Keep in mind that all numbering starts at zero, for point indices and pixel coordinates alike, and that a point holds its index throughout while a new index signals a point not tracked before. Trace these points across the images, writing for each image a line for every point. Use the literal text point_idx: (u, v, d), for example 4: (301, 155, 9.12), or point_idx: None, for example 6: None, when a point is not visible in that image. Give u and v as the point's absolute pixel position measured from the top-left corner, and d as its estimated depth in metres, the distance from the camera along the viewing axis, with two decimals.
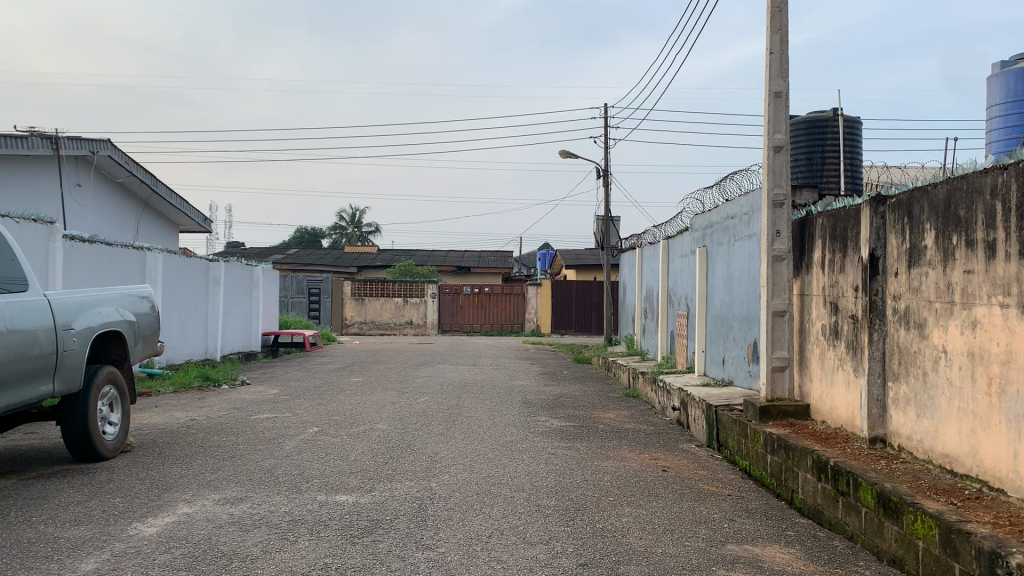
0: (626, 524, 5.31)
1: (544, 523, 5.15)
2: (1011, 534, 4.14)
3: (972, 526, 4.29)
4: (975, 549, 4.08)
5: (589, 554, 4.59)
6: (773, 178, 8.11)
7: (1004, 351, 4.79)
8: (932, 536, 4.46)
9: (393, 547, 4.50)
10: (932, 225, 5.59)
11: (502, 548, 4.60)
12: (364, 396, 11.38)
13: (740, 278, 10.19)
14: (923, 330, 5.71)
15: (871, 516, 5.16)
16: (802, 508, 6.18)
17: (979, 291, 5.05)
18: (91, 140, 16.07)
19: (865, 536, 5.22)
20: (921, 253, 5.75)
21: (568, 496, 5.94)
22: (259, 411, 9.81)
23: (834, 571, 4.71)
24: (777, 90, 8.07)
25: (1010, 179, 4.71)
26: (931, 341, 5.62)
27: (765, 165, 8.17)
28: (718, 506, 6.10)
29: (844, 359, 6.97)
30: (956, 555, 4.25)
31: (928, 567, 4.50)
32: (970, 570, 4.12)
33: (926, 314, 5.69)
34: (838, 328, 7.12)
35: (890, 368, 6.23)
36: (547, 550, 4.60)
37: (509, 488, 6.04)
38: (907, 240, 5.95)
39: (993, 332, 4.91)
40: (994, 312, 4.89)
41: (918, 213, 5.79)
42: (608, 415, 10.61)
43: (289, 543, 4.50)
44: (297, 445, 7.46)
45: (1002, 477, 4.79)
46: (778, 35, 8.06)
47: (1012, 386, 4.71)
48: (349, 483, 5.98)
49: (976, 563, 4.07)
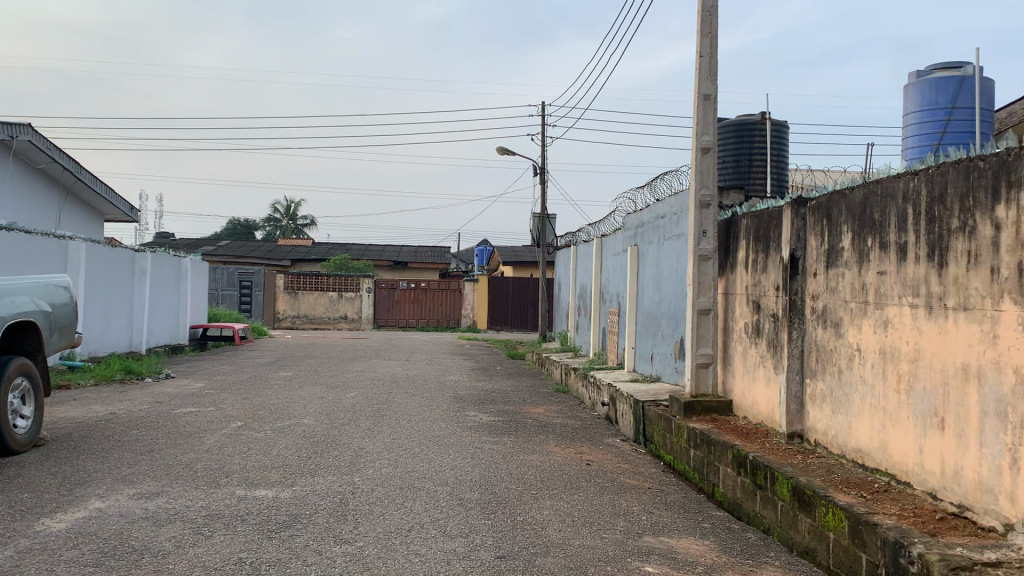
0: (546, 516, 5.36)
1: (465, 517, 5.18)
2: (915, 526, 4.33)
3: (878, 518, 4.47)
4: (880, 539, 4.26)
5: (507, 546, 4.63)
6: (701, 179, 8.26)
7: (913, 350, 4.99)
8: (842, 528, 4.63)
9: (310, 542, 4.46)
10: (848, 227, 5.78)
11: (421, 542, 4.60)
12: (292, 390, 11.24)
13: (669, 277, 10.37)
14: (839, 329, 5.91)
15: (786, 509, 5.32)
16: (722, 502, 6.34)
17: (891, 292, 5.23)
18: (10, 124, 15.49)
19: (779, 529, 5.38)
20: (838, 254, 5.94)
21: (491, 490, 5.97)
22: (181, 405, 9.62)
23: (744, 562, 4.86)
24: (706, 92, 8.22)
25: (923, 184, 4.91)
26: (845, 340, 5.81)
27: (694, 166, 8.32)
28: (638, 498, 6.21)
29: (765, 357, 7.15)
30: (863, 546, 4.41)
31: (837, 558, 4.67)
32: (876, 560, 4.28)
33: (843, 313, 5.87)
34: (760, 326, 7.31)
35: (808, 367, 6.41)
36: (466, 543, 4.63)
37: (433, 482, 6.04)
38: (825, 242, 6.14)
39: (903, 330, 5.11)
40: (905, 312, 5.09)
41: (836, 215, 5.98)
42: (537, 410, 10.68)
43: (203, 539, 4.43)
44: (218, 440, 7.35)
45: (909, 471, 5.01)
46: (708, 38, 8.22)
47: (920, 382, 4.92)
48: (269, 478, 5.90)
49: (881, 555, 4.24)
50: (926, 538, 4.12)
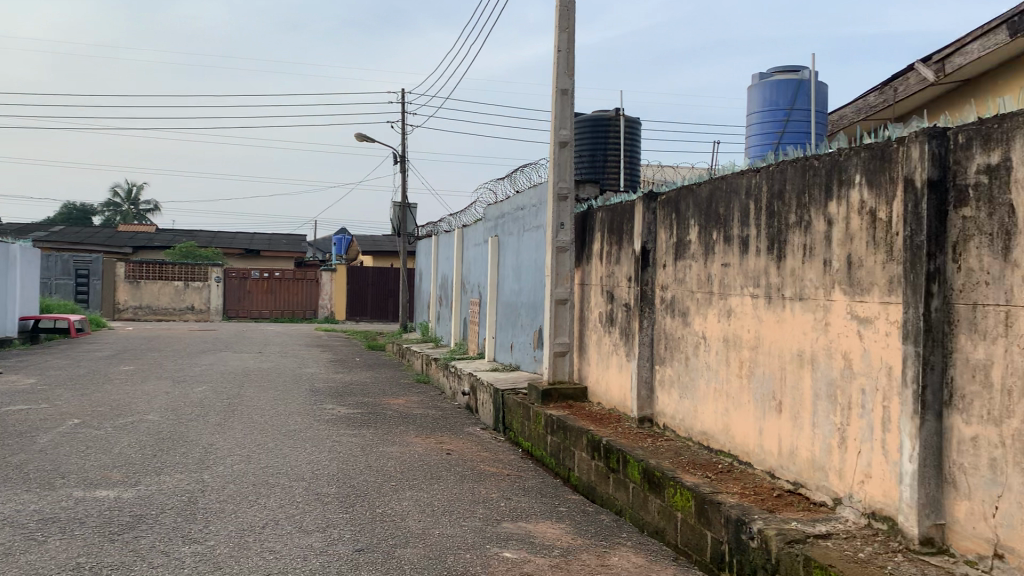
0: (405, 507, 5.34)
1: (322, 511, 5.09)
2: (755, 503, 4.61)
3: (722, 496, 4.72)
4: (724, 516, 4.49)
5: (365, 539, 4.58)
6: (559, 172, 8.43)
7: (753, 337, 5.29)
8: (688, 507, 4.86)
9: (156, 543, 4.26)
10: (695, 221, 6.05)
11: (275, 538, 4.48)
12: (135, 385, 10.67)
13: (528, 268, 10.53)
14: (686, 318, 6.18)
15: (637, 491, 5.53)
16: (577, 486, 6.52)
17: (734, 282, 5.52)
18: None
19: (631, 510, 5.59)
20: (685, 247, 6.20)
21: (348, 483, 5.88)
22: (9, 403, 8.94)
23: (598, 544, 5.01)
24: (564, 87, 8.37)
25: (764, 182, 5.20)
26: (692, 328, 6.09)
27: (552, 159, 8.47)
28: (496, 486, 6.29)
29: (618, 345, 7.40)
30: (709, 524, 4.64)
31: (684, 537, 4.90)
32: (720, 537, 4.52)
33: (690, 303, 6.14)
34: (614, 315, 7.54)
35: (658, 354, 6.67)
36: (322, 538, 4.54)
37: (288, 477, 5.89)
38: (674, 235, 6.40)
39: (744, 319, 5.40)
40: (746, 301, 5.38)
41: (683, 209, 6.24)
42: (396, 401, 10.61)
43: (36, 544, 4.14)
44: (53, 439, 6.89)
45: (749, 451, 5.31)
46: (566, 33, 8.37)
47: (759, 367, 5.23)
48: (111, 478, 5.58)
49: (724, 531, 4.48)
50: (765, 515, 4.38)
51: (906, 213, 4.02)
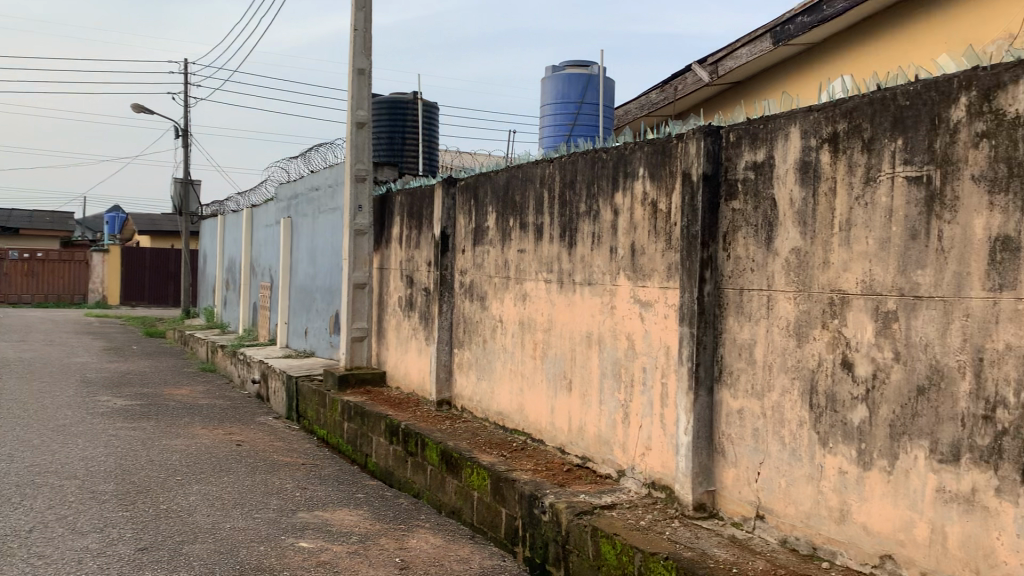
0: (193, 502, 5.08)
1: (99, 510, 4.73)
2: (547, 479, 4.80)
3: (517, 474, 4.88)
4: (518, 493, 4.65)
5: (149, 538, 4.31)
6: (357, 153, 8.31)
7: (546, 320, 5.50)
8: (485, 486, 4.98)
9: None
10: (493, 207, 6.18)
11: (45, 543, 4.12)
12: None
13: (323, 251, 10.30)
14: (484, 303, 6.31)
15: (435, 473, 5.59)
16: (375, 471, 6.49)
17: (529, 267, 5.70)
18: None
19: (429, 492, 5.64)
20: (483, 232, 6.32)
21: (129, 479, 5.51)
22: None
23: (396, 528, 5.03)
24: (360, 67, 8.26)
25: (556, 171, 5.40)
26: (490, 313, 6.22)
27: (348, 140, 8.33)
28: (290, 475, 6.13)
29: (416, 329, 7.42)
30: (504, 501, 4.79)
31: (480, 515, 5.02)
32: (514, 514, 4.67)
33: (487, 287, 6.28)
34: (412, 300, 7.56)
35: (455, 338, 6.77)
36: (100, 539, 4.23)
37: (58, 476, 5.42)
38: (472, 220, 6.51)
39: (538, 302, 5.60)
40: (540, 286, 5.57)
41: (481, 196, 6.36)
42: (180, 391, 10.04)
43: None
44: None
45: (541, 429, 5.53)
46: (362, 12, 8.24)
47: (552, 349, 5.44)
48: None
49: (519, 508, 4.64)
50: (557, 489, 4.58)
51: (683, 204, 4.33)
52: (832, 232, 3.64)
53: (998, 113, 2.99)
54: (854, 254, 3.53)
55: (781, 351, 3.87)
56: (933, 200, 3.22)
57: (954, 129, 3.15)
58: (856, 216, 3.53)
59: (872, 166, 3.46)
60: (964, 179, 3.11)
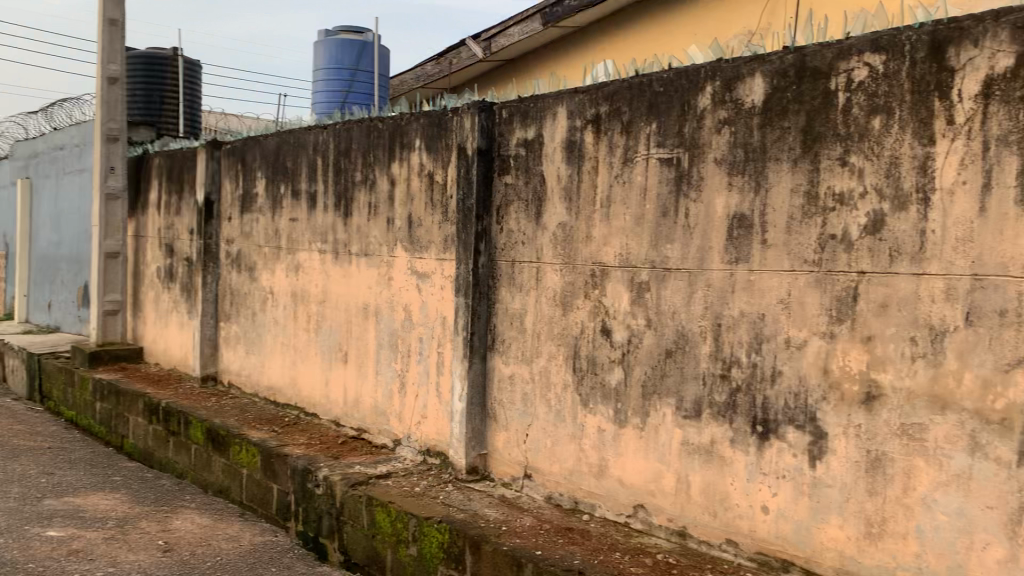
0: None
1: None
2: (333, 455, 5.61)
3: (319, 463, 5.43)
4: (322, 485, 5.21)
5: None
6: (107, 111, 8.23)
7: (321, 291, 6.42)
8: (255, 463, 5.75)
9: None
10: (264, 173, 6.92)
11: None
12: None
13: (66, 216, 9.47)
14: (254, 274, 7.11)
15: (225, 465, 6.02)
16: (144, 457, 6.85)
17: (302, 237, 6.57)
18: None
19: (223, 486, 6.03)
20: (252, 198, 7.06)
21: None
22: None
23: (207, 540, 5.37)
24: (111, 18, 8.07)
25: (331, 138, 6.21)
26: (260, 284, 7.05)
27: (99, 95, 8.30)
28: (72, 483, 6.10)
29: (178, 302, 7.89)
30: (301, 488, 5.38)
31: (279, 507, 5.57)
32: (319, 502, 5.24)
33: (256, 258, 7.08)
34: (173, 270, 7.96)
35: (222, 309, 7.47)
36: None
37: None
38: (240, 186, 7.21)
39: (312, 274, 6.50)
40: (314, 258, 6.47)
41: (251, 160, 7.05)
42: None
43: None
44: None
45: (317, 403, 6.47)
46: None
47: (326, 321, 6.38)
48: None
49: (324, 498, 5.20)
50: (352, 476, 5.21)
51: (459, 175, 5.21)
52: (595, 208, 4.63)
53: (738, 102, 4.01)
54: (613, 229, 4.55)
55: (548, 319, 4.87)
56: (681, 180, 4.24)
57: (701, 116, 4.15)
58: (615, 193, 4.53)
59: (630, 148, 4.44)
60: (709, 162, 4.13)
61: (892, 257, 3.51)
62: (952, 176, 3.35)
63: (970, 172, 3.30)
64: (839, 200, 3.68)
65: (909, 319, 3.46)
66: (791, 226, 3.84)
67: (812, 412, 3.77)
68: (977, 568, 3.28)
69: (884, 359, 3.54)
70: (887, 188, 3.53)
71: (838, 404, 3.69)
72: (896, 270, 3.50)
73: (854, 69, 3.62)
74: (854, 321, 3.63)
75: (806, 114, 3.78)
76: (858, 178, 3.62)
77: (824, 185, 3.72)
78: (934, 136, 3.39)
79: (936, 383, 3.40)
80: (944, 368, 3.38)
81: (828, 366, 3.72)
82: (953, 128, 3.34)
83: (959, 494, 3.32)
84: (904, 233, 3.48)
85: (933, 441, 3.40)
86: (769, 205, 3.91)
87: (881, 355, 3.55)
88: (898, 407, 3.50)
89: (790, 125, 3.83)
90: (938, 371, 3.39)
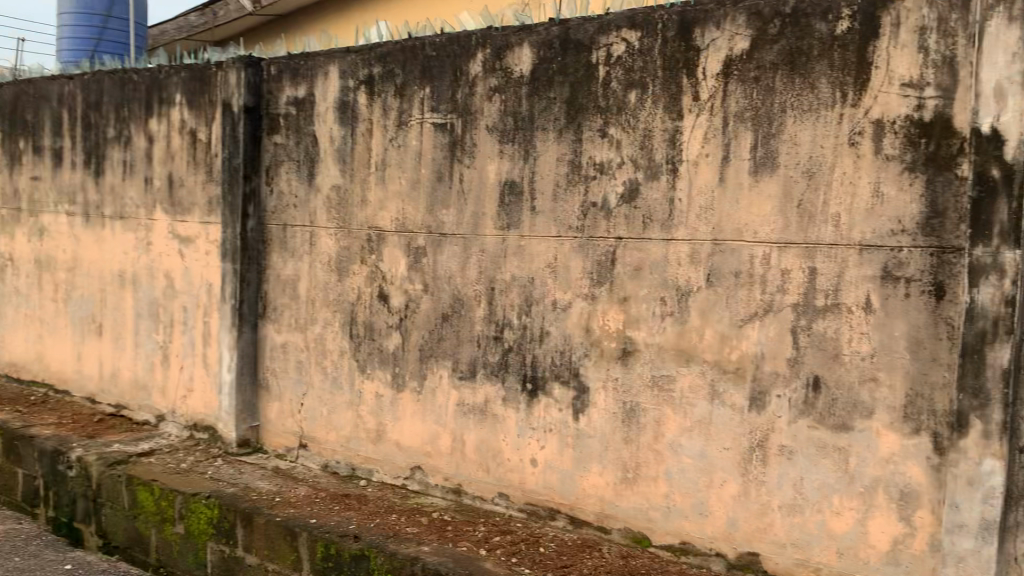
0: None
1: None
2: (87, 434, 5.25)
3: (70, 442, 5.08)
4: (74, 465, 4.86)
5: None
6: None
7: (70, 258, 5.91)
8: None
9: None
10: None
11: None
12: None
13: None
14: None
15: None
16: None
17: (47, 198, 6.01)
18: None
19: None
20: None
21: None
22: None
23: None
24: None
25: (79, 90, 5.70)
26: None
27: None
28: None
29: None
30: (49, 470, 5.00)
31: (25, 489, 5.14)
32: (70, 484, 4.88)
33: None
34: None
35: None
36: None
37: None
38: None
39: (59, 239, 5.97)
40: (61, 221, 5.95)
41: None
42: None
43: None
44: None
45: (68, 379, 6.01)
46: None
47: (77, 290, 5.90)
48: None
49: (76, 480, 4.86)
50: (109, 454, 4.91)
51: (225, 134, 4.97)
52: (369, 170, 4.58)
53: (507, 71, 4.12)
54: (389, 193, 4.53)
55: (323, 284, 4.78)
56: (454, 146, 4.29)
57: (472, 83, 4.22)
58: (390, 156, 4.51)
59: (404, 111, 4.44)
60: (480, 129, 4.21)
61: (645, 224, 3.80)
62: (697, 148, 3.66)
63: (712, 145, 3.63)
64: (599, 168, 3.91)
65: (660, 280, 3.77)
66: (556, 193, 4.02)
67: (576, 368, 4.00)
68: (715, 504, 3.67)
69: (638, 317, 3.83)
70: (641, 158, 3.79)
71: (598, 360, 3.94)
72: (648, 236, 3.79)
73: (612, 44, 3.83)
74: (612, 283, 3.88)
75: (569, 86, 3.95)
76: (615, 149, 3.85)
77: (585, 155, 3.93)
78: (682, 111, 3.68)
79: (683, 338, 3.72)
80: (689, 325, 3.71)
81: (589, 326, 3.96)
82: (697, 105, 3.64)
83: (701, 438, 3.69)
84: (656, 202, 3.77)
85: (679, 391, 3.74)
86: (536, 173, 4.06)
87: (635, 314, 3.84)
88: (650, 360, 3.80)
89: (555, 95, 3.99)
90: (684, 327, 3.72)
